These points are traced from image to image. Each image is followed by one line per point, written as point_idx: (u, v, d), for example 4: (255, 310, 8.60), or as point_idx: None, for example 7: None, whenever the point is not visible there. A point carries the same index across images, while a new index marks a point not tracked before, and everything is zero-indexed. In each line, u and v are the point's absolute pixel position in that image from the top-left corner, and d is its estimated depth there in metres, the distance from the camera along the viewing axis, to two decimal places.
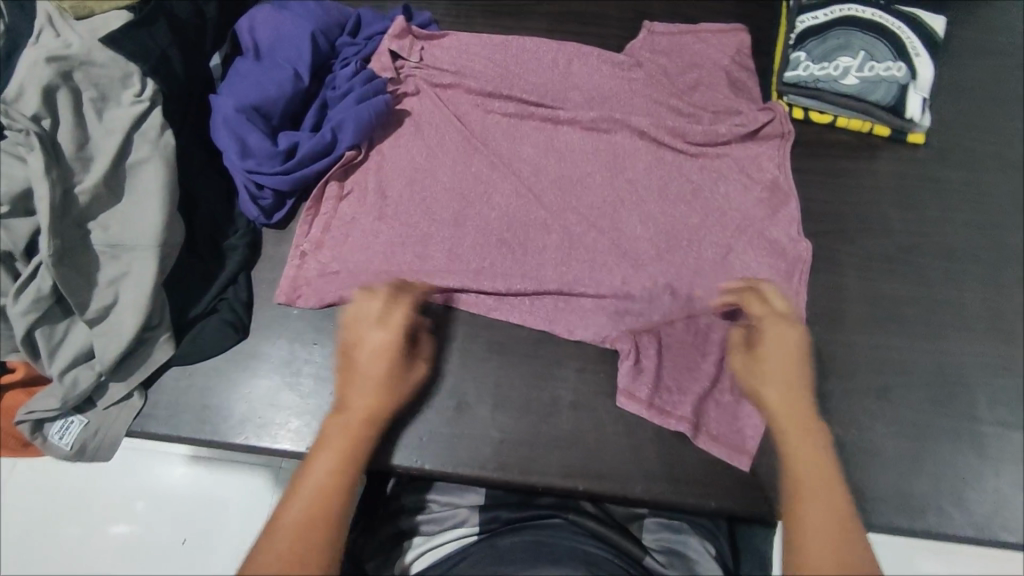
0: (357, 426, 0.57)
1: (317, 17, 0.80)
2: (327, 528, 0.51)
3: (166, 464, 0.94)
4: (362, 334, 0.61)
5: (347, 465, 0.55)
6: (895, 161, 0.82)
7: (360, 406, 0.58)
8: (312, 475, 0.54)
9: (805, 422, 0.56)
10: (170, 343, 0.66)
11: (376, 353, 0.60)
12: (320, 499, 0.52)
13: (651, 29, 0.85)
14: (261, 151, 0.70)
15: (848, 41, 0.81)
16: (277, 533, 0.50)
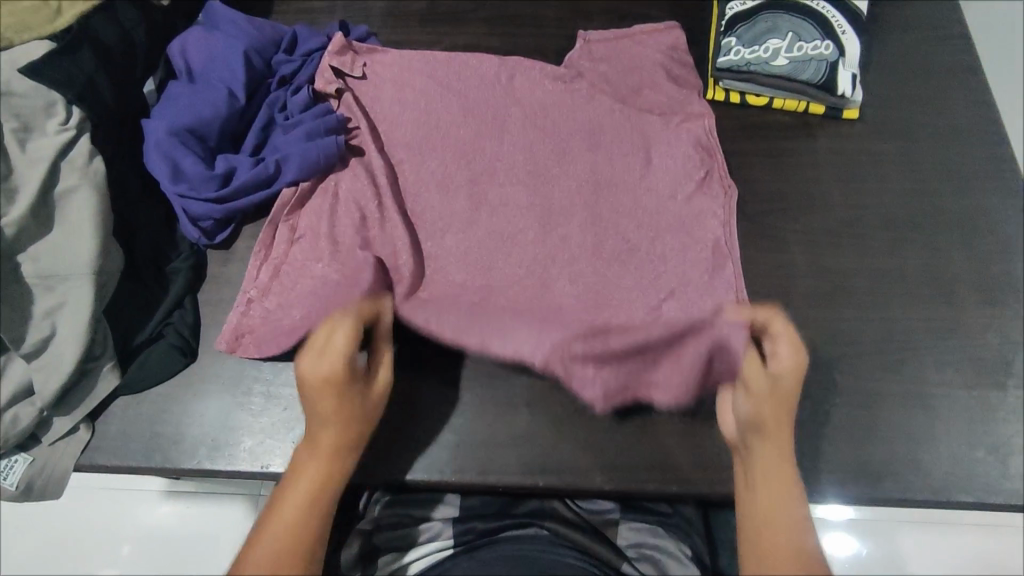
0: (336, 434, 0.59)
1: (251, 36, 0.80)
2: (309, 533, 0.55)
3: (146, 503, 0.92)
4: (323, 347, 0.60)
5: (325, 485, 0.58)
6: (831, 137, 0.83)
7: (336, 417, 0.59)
8: (289, 498, 0.56)
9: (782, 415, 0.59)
10: (115, 372, 0.65)
11: (333, 370, 0.59)
12: (292, 535, 0.54)
13: (587, 38, 0.86)
14: (194, 174, 0.70)
15: (776, 24, 0.83)
16: (261, 541, 0.53)
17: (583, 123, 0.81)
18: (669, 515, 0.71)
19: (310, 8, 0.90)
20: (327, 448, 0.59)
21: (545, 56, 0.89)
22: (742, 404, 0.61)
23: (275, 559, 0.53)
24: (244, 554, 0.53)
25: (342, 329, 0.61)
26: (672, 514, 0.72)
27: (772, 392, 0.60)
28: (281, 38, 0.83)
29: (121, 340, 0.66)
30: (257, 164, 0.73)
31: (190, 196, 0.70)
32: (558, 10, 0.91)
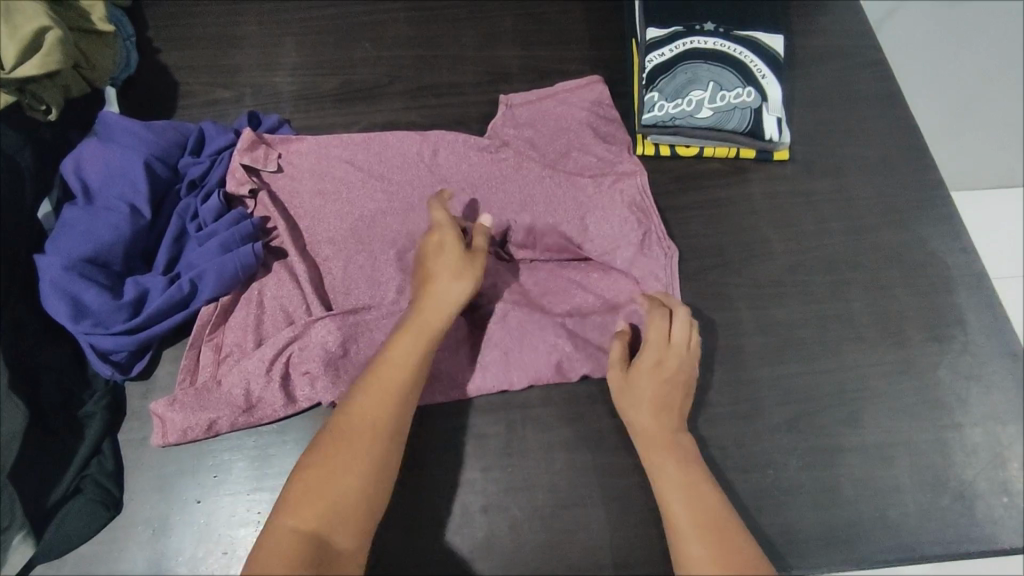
0: (428, 331, 0.62)
1: (151, 143, 0.74)
2: (388, 416, 0.57)
3: None
4: (432, 258, 0.66)
5: (417, 348, 0.61)
6: (764, 181, 0.82)
7: (435, 320, 0.63)
8: (387, 355, 0.60)
9: (695, 479, 0.59)
10: (27, 541, 0.59)
11: (438, 275, 0.65)
12: (393, 382, 0.59)
13: (508, 103, 0.83)
14: (99, 309, 0.66)
15: (696, 74, 0.82)
16: (354, 408, 0.57)
17: (515, 197, 0.77)
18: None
19: (217, 100, 0.86)
20: (430, 316, 0.63)
21: (469, 124, 0.86)
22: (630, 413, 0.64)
23: (360, 428, 0.56)
24: (342, 410, 0.58)
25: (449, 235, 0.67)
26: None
27: (647, 398, 0.63)
28: (187, 139, 0.77)
29: (31, 505, 0.60)
30: (167, 285, 0.69)
31: (98, 333, 0.66)
32: (477, 75, 0.89)
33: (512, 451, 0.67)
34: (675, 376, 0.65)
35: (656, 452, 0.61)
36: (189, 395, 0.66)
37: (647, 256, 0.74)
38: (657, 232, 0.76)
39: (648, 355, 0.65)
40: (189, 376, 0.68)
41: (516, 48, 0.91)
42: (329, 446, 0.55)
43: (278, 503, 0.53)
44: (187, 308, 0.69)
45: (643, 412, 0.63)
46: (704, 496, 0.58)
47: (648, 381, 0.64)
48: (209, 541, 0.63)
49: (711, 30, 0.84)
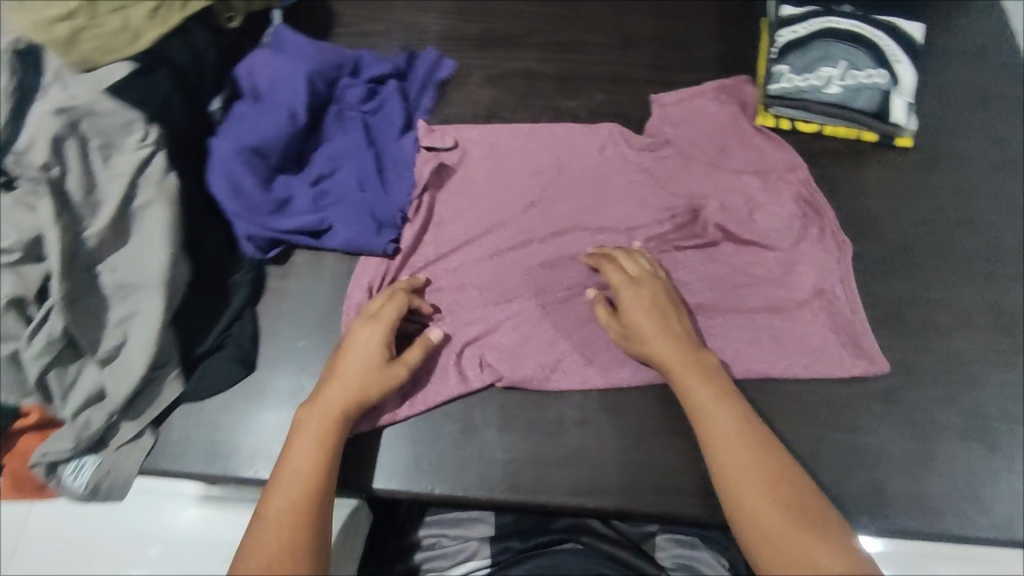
0: (333, 422, 0.61)
1: (315, 59, 0.81)
2: (310, 525, 0.54)
3: (177, 506, 0.93)
4: (358, 342, 0.65)
5: (327, 441, 0.60)
6: (884, 165, 0.83)
7: (341, 407, 0.62)
8: (292, 460, 0.58)
9: (745, 422, 0.58)
10: (179, 379, 0.67)
11: (356, 367, 0.63)
12: (305, 487, 0.56)
13: (661, 103, 0.86)
14: (254, 197, 0.74)
15: (828, 52, 0.83)
16: (262, 528, 0.54)
17: (692, 182, 0.79)
18: (710, 533, 0.79)
19: (368, 32, 0.93)
20: (322, 415, 0.61)
21: (596, 81, 0.90)
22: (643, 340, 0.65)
23: (278, 545, 0.52)
24: (252, 534, 0.54)
25: (378, 333, 0.65)
26: (710, 531, 0.79)
27: (653, 321, 0.65)
28: (349, 65, 0.84)
29: (185, 349, 0.68)
30: (310, 193, 0.77)
31: (244, 218, 0.74)
32: (608, 36, 0.93)
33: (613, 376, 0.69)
34: (660, 306, 0.66)
35: (685, 380, 0.62)
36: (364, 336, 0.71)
37: (808, 244, 0.76)
38: (833, 226, 0.77)
39: (627, 285, 0.68)
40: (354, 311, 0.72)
41: (649, 17, 0.94)
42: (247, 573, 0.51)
43: None
44: (319, 238, 0.76)
45: (658, 339, 0.64)
46: (756, 432, 0.58)
47: (639, 309, 0.66)
48: None
49: (848, 11, 0.85)
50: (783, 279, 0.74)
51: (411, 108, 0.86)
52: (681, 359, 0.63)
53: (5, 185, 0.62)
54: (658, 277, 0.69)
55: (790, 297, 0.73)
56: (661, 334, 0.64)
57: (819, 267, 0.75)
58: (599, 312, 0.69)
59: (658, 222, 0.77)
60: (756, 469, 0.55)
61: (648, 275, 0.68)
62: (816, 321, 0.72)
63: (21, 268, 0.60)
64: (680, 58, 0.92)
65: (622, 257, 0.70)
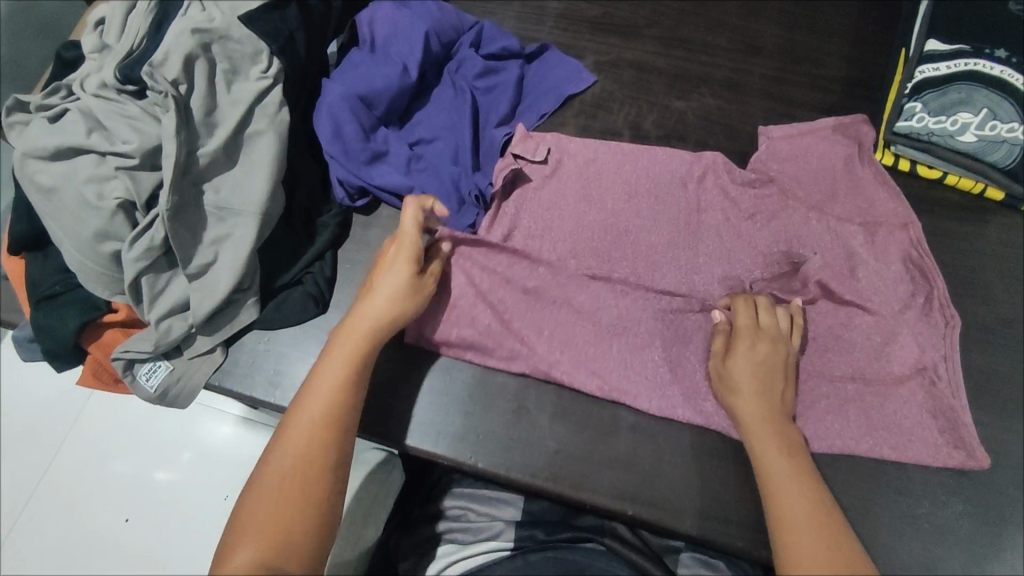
0: (366, 338, 0.62)
1: (436, 21, 0.83)
2: (335, 435, 0.56)
3: (215, 421, 0.93)
4: (386, 266, 0.66)
5: (357, 360, 0.60)
6: (1006, 228, 0.77)
7: (373, 321, 0.63)
8: (321, 375, 0.59)
9: (828, 514, 0.54)
10: (256, 305, 0.69)
11: (387, 285, 0.65)
12: (331, 401, 0.57)
13: (768, 135, 0.81)
14: (352, 142, 0.74)
15: (970, 97, 0.77)
16: (288, 437, 0.55)
17: (797, 208, 0.76)
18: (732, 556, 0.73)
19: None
20: (358, 333, 0.62)
21: (710, 85, 0.86)
22: (739, 388, 0.64)
23: (304, 454, 0.54)
24: (275, 443, 0.55)
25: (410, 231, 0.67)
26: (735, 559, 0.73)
27: (755, 380, 0.63)
28: (472, 37, 0.85)
29: (266, 279, 0.70)
30: (404, 152, 0.78)
31: (339, 162, 0.74)
32: (732, 41, 0.89)
33: (674, 387, 0.69)
34: (774, 367, 0.64)
35: (762, 445, 0.60)
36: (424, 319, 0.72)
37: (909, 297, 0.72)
38: (940, 295, 0.72)
39: (745, 335, 0.66)
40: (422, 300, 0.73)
41: (778, 29, 0.90)
42: (271, 478, 0.53)
43: (219, 546, 0.50)
44: None
45: (750, 398, 0.63)
46: (833, 524, 0.54)
47: (744, 362, 0.64)
48: (391, 363, 0.72)
49: (1002, 57, 0.77)
50: (888, 350, 0.70)
51: (526, 93, 0.85)
52: (764, 425, 0.61)
53: (136, 93, 0.65)
54: (786, 343, 0.66)
55: (894, 370, 0.69)
56: (755, 393, 0.63)
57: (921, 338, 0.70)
58: (715, 343, 0.68)
59: (757, 266, 0.74)
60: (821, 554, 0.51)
61: (778, 335, 0.66)
62: (916, 398, 0.68)
63: (137, 173, 0.62)
64: (803, 76, 0.87)
65: (763, 305, 0.68)
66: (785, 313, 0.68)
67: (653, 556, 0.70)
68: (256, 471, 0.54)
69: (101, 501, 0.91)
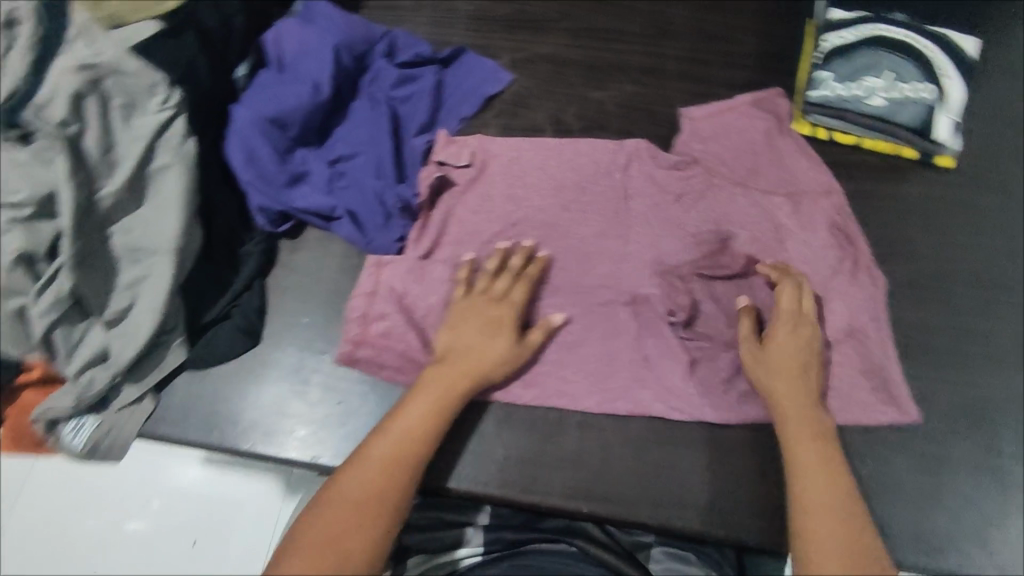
0: (461, 384, 0.64)
1: (344, 33, 0.81)
2: (410, 472, 0.59)
3: (177, 466, 0.94)
4: (472, 316, 0.67)
5: (452, 403, 0.63)
6: (925, 183, 0.79)
7: (475, 368, 0.65)
8: (408, 412, 0.62)
9: (847, 495, 0.58)
10: (184, 346, 0.67)
11: (477, 338, 0.66)
12: (410, 438, 0.61)
13: (690, 117, 0.82)
14: (267, 167, 0.73)
15: (875, 62, 0.79)
16: (369, 465, 0.59)
17: (720, 189, 0.77)
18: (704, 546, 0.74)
19: (399, 7, 0.91)
20: (456, 378, 0.64)
21: (626, 73, 0.87)
22: (768, 370, 0.65)
23: (375, 487, 0.58)
24: (354, 467, 0.59)
25: (544, 328, 0.68)
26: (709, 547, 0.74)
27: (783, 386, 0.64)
28: (384, 47, 0.84)
29: (192, 316, 0.68)
30: (325, 171, 0.76)
31: (256, 189, 0.72)
32: (644, 27, 0.90)
33: (617, 379, 0.69)
34: (812, 352, 0.66)
35: (794, 431, 0.62)
36: (359, 324, 0.71)
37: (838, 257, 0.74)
38: (866, 260, 0.74)
39: (785, 321, 0.67)
40: (362, 307, 0.71)
41: (688, 10, 0.91)
42: (341, 502, 0.56)
43: (281, 550, 0.55)
44: (329, 222, 0.75)
45: (775, 401, 0.64)
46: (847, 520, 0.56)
47: (782, 348, 0.66)
48: (331, 388, 0.70)
49: (901, 20, 0.80)
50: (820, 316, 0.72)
51: (446, 98, 0.84)
52: (802, 426, 0.62)
53: (24, 139, 0.62)
54: (810, 337, 0.67)
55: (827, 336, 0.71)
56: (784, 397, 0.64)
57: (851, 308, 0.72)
58: (743, 327, 0.68)
59: (689, 245, 0.74)
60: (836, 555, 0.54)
61: (811, 320, 0.68)
62: (852, 360, 0.70)
63: (35, 224, 0.59)
64: (717, 55, 0.88)
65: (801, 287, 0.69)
66: (806, 296, 0.69)
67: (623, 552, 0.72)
68: (331, 487, 0.58)
69: (66, 557, 0.91)
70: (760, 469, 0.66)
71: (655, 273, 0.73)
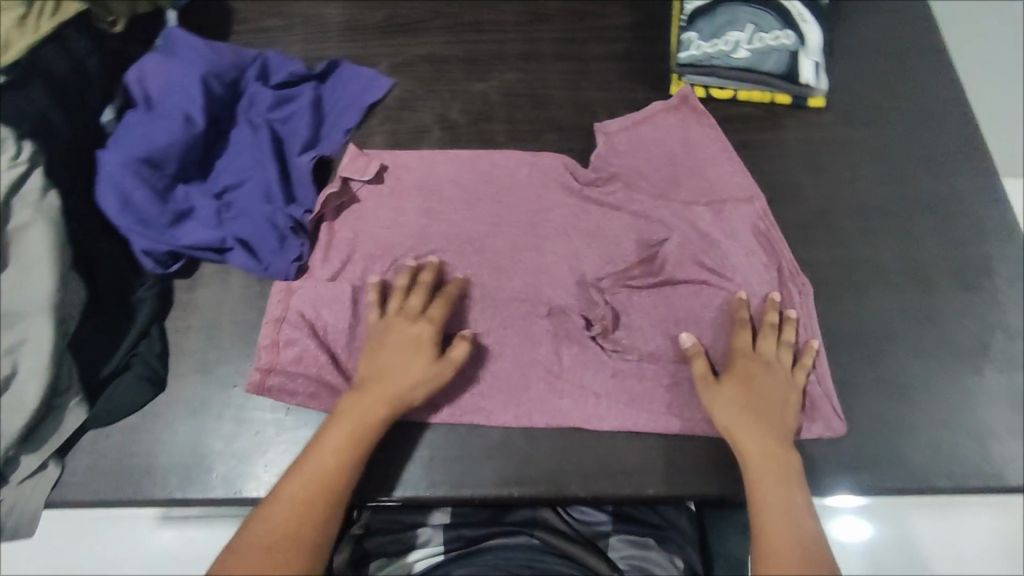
0: (372, 416, 0.63)
1: (211, 61, 0.79)
2: (327, 506, 0.59)
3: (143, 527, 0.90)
4: (392, 343, 0.66)
5: (365, 436, 0.62)
6: (799, 126, 0.83)
7: (387, 400, 0.63)
8: (321, 448, 0.61)
9: (795, 492, 0.60)
10: (82, 406, 0.65)
11: (393, 368, 0.65)
12: (326, 472, 0.60)
13: (606, 131, 0.81)
14: (146, 210, 0.70)
15: (735, 17, 0.82)
16: (285, 502, 0.58)
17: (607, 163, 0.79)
18: (662, 527, 0.73)
19: (269, 28, 0.89)
20: (364, 412, 0.63)
21: (505, 61, 0.87)
22: (726, 401, 0.64)
23: (291, 525, 0.57)
24: (270, 505, 0.58)
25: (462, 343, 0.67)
26: (667, 529, 0.73)
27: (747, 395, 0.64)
28: (256, 70, 0.83)
29: (87, 374, 0.65)
30: (210, 205, 0.74)
31: (137, 233, 0.70)
32: (517, 12, 0.90)
33: (531, 362, 0.71)
34: (780, 380, 0.66)
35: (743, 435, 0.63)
36: (270, 351, 0.70)
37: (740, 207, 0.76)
38: (774, 240, 0.75)
39: (739, 356, 0.67)
40: (271, 334, 0.70)
41: None
42: (257, 542, 0.56)
43: None
44: (223, 255, 0.74)
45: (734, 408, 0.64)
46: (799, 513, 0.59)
47: (736, 381, 0.65)
48: (246, 421, 0.68)
49: None
50: (719, 266, 0.74)
51: (327, 113, 0.83)
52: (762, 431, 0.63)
53: None
54: (781, 362, 0.67)
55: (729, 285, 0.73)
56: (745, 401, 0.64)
57: (747, 263, 0.74)
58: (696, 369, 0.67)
59: (584, 223, 0.77)
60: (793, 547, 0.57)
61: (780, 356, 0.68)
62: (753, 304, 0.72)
63: None
64: (590, 31, 0.90)
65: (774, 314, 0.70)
66: (789, 327, 0.70)
67: (585, 541, 0.71)
68: (248, 528, 0.58)
69: None
70: (680, 425, 0.68)
71: (554, 254, 0.75)
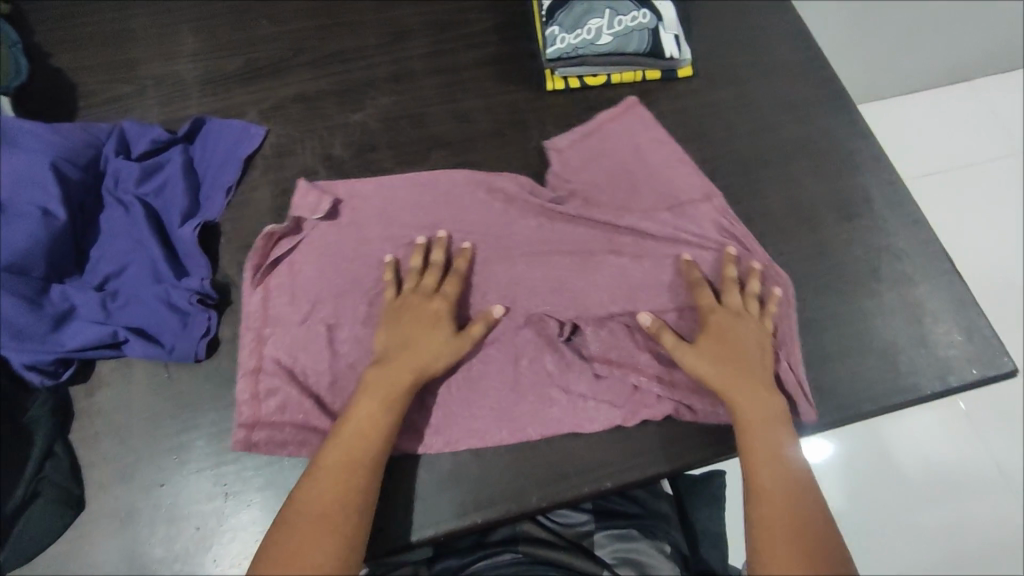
0: (397, 382, 0.63)
1: (57, 144, 0.71)
2: (363, 480, 0.58)
3: None
4: (418, 311, 0.67)
5: (396, 401, 0.62)
6: (673, 98, 0.86)
7: (406, 367, 0.64)
8: (354, 417, 0.61)
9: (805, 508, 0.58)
10: None
11: (418, 333, 0.66)
12: (359, 441, 0.60)
13: (557, 147, 0.81)
14: (20, 320, 0.64)
15: (591, 4, 0.83)
16: (319, 479, 0.57)
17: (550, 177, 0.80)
18: (644, 518, 0.73)
19: (120, 95, 0.83)
20: (402, 372, 0.63)
21: (379, 85, 0.86)
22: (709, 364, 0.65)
23: (330, 498, 0.56)
24: (308, 481, 0.58)
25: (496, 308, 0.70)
26: (649, 517, 0.73)
27: (728, 361, 0.65)
28: (115, 144, 0.77)
29: None
30: (93, 299, 0.69)
31: (15, 348, 0.64)
32: (381, 34, 0.89)
33: (466, 383, 0.70)
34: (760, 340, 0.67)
35: (751, 413, 0.63)
36: (250, 405, 0.67)
37: (697, 205, 0.77)
38: (684, 206, 0.77)
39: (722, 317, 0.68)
40: (250, 387, 0.67)
41: (417, 5, 0.91)
42: (298, 522, 0.55)
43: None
44: (118, 348, 0.69)
45: (706, 359, 0.65)
46: (801, 502, 0.58)
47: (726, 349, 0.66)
48: (182, 517, 0.64)
49: None
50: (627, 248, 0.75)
51: (202, 175, 0.79)
52: (737, 371, 0.64)
53: None
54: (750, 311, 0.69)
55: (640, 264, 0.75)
56: (727, 367, 0.65)
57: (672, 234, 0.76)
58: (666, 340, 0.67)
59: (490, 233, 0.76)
60: (789, 506, 0.58)
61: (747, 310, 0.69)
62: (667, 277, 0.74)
63: None
64: (456, 40, 0.89)
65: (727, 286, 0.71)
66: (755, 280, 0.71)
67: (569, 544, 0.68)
68: (284, 513, 0.57)
69: None
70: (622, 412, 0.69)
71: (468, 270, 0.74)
